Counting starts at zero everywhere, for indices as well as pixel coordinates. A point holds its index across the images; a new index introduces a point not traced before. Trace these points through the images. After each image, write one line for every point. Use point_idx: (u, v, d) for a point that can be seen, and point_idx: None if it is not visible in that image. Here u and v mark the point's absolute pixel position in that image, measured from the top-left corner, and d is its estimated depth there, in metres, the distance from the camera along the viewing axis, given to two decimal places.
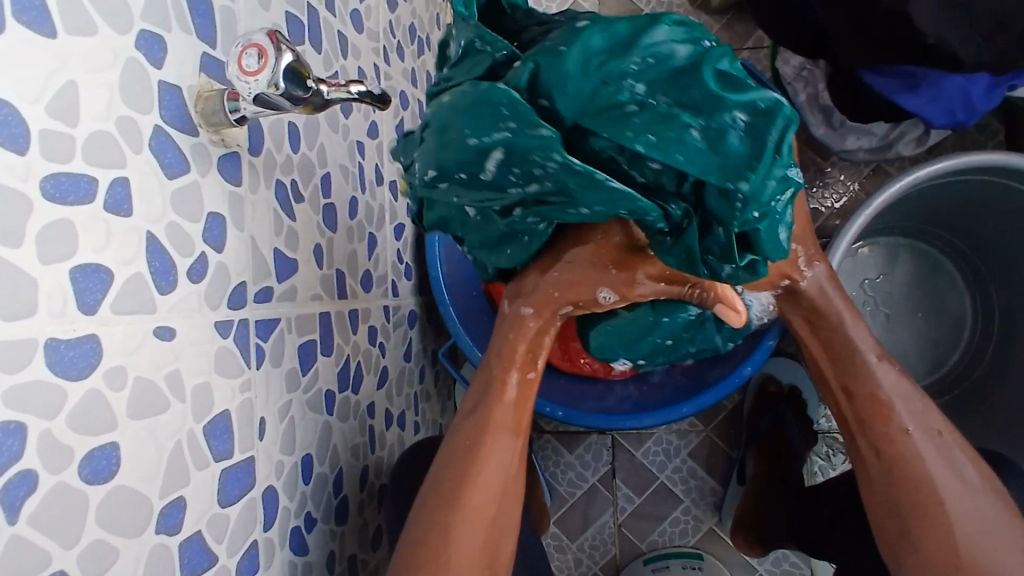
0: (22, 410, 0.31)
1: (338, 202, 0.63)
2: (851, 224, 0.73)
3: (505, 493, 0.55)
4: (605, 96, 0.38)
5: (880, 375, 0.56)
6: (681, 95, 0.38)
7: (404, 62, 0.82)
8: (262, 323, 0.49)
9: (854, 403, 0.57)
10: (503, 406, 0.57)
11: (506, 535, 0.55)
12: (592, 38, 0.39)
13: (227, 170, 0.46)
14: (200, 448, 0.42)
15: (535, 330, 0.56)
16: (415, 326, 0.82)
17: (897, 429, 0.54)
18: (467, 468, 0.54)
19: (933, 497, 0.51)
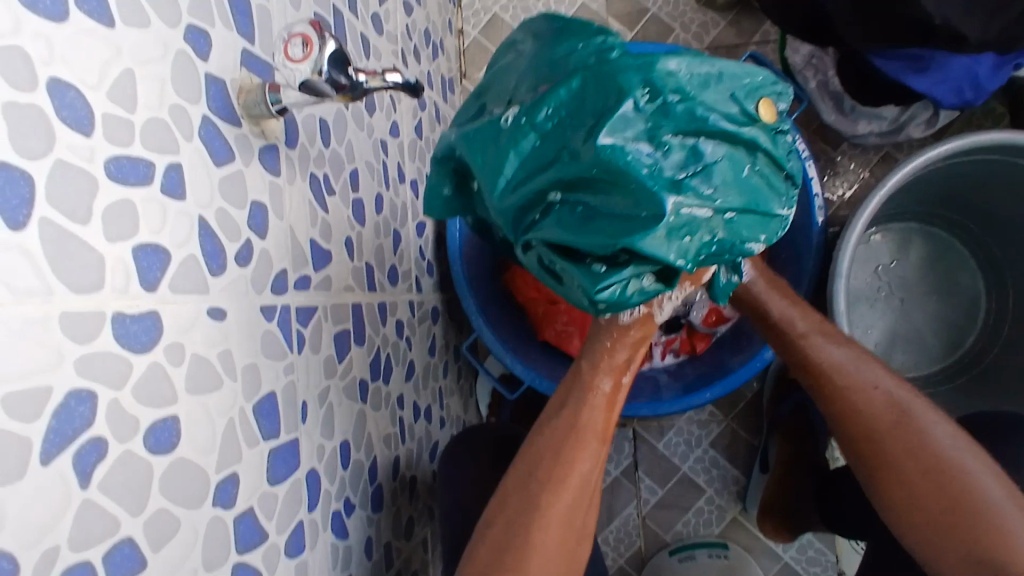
0: (92, 378, 0.32)
1: (366, 196, 0.65)
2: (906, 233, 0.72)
3: (585, 497, 0.56)
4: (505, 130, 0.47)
5: (829, 352, 0.67)
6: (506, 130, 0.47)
7: (421, 65, 0.84)
8: (301, 310, 0.51)
9: (815, 379, 0.67)
10: (594, 407, 0.60)
11: (581, 542, 0.56)
12: (560, 51, 0.49)
13: (268, 161, 0.48)
14: (250, 427, 0.44)
15: (635, 338, 0.63)
16: (438, 321, 0.84)
17: (852, 392, 0.63)
18: (554, 467, 0.56)
19: (933, 464, 0.57)
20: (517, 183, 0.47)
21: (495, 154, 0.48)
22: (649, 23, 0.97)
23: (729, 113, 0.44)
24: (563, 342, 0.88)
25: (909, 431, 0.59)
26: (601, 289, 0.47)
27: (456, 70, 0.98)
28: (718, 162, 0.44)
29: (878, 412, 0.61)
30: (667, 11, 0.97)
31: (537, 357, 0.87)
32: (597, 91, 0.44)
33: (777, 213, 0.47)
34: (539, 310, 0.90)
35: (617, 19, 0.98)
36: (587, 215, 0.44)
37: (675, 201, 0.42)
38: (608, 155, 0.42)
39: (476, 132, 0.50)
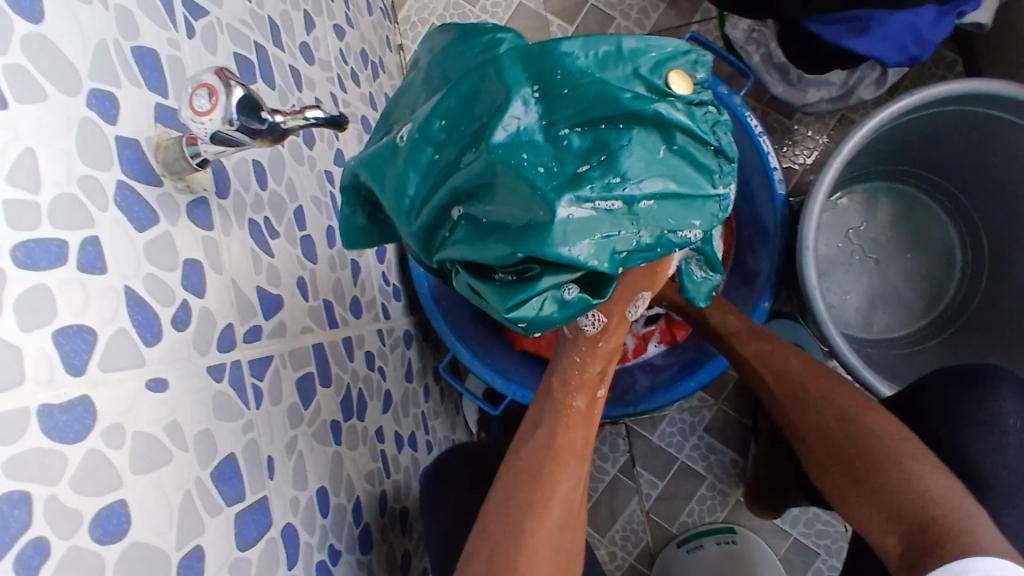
0: (24, 479, 0.31)
1: (315, 233, 0.63)
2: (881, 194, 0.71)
3: (570, 517, 0.56)
4: (394, 150, 0.48)
5: (738, 341, 0.75)
6: (398, 149, 0.47)
7: (360, 87, 0.82)
8: (254, 362, 0.49)
9: (749, 368, 0.73)
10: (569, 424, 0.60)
11: (575, 560, 0.56)
12: (453, 52, 0.49)
13: (197, 216, 0.46)
14: (211, 494, 0.42)
15: (606, 349, 0.64)
16: (412, 345, 0.82)
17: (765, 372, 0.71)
18: (531, 491, 0.55)
19: (828, 427, 0.63)
20: (418, 199, 0.47)
21: (394, 174, 0.48)
22: (588, 15, 0.96)
23: (628, 97, 0.42)
24: (542, 350, 0.88)
25: (819, 397, 0.65)
26: (516, 305, 0.47)
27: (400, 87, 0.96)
28: (621, 151, 0.43)
29: (782, 391, 0.68)
30: (605, 1, 0.95)
31: (515, 367, 0.86)
32: (486, 95, 0.44)
33: (708, 194, 0.46)
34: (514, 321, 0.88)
35: (556, 15, 0.96)
36: (487, 226, 0.45)
37: (574, 201, 0.42)
38: (500, 156, 0.42)
39: (375, 154, 0.49)
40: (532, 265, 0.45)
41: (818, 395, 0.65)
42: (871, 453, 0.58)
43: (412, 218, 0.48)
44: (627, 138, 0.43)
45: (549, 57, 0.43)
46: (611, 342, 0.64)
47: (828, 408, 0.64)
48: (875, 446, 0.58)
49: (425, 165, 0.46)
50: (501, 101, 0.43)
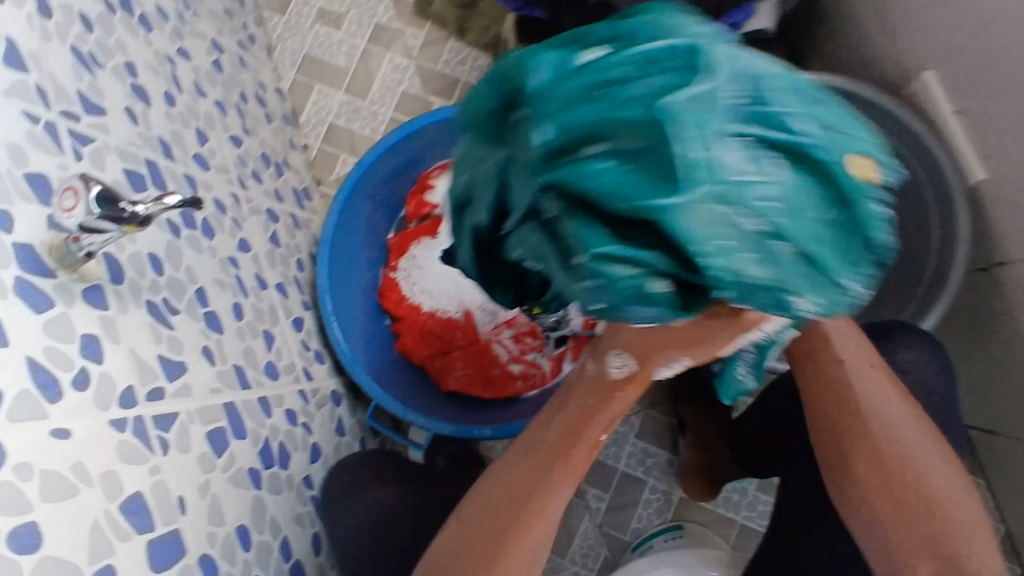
0: None
1: (219, 309, 0.72)
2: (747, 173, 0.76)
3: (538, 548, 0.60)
4: (504, 136, 0.43)
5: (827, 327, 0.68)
6: (488, 124, 0.44)
7: (264, 184, 0.93)
8: (159, 417, 0.57)
9: (803, 350, 0.70)
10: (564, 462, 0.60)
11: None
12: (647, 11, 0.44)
13: (92, 299, 0.55)
14: (121, 523, 0.49)
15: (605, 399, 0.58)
16: (342, 403, 0.89)
17: (821, 348, 0.69)
18: (513, 526, 0.58)
19: (865, 413, 0.66)
20: (478, 197, 0.46)
21: (483, 167, 0.45)
22: (462, 90, 1.09)
23: (886, 218, 0.42)
24: (467, 387, 0.95)
25: (857, 403, 0.67)
26: (617, 308, 0.42)
27: (308, 180, 1.08)
28: (792, 180, 0.38)
29: (826, 362, 0.69)
30: (475, 75, 1.09)
31: (442, 407, 0.93)
32: (662, 67, 0.38)
33: (841, 270, 0.40)
34: (435, 366, 0.96)
35: (436, 94, 1.10)
36: (564, 212, 0.40)
37: (711, 202, 0.35)
38: (579, 184, 0.38)
39: (471, 145, 0.46)
40: (637, 227, 0.38)
41: (859, 376, 0.68)
42: (904, 462, 0.64)
43: (485, 202, 0.45)
44: (806, 178, 0.38)
45: (695, 53, 0.38)
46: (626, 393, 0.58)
47: (885, 394, 0.67)
48: (904, 460, 0.64)
49: (506, 132, 0.43)
50: (647, 116, 0.37)
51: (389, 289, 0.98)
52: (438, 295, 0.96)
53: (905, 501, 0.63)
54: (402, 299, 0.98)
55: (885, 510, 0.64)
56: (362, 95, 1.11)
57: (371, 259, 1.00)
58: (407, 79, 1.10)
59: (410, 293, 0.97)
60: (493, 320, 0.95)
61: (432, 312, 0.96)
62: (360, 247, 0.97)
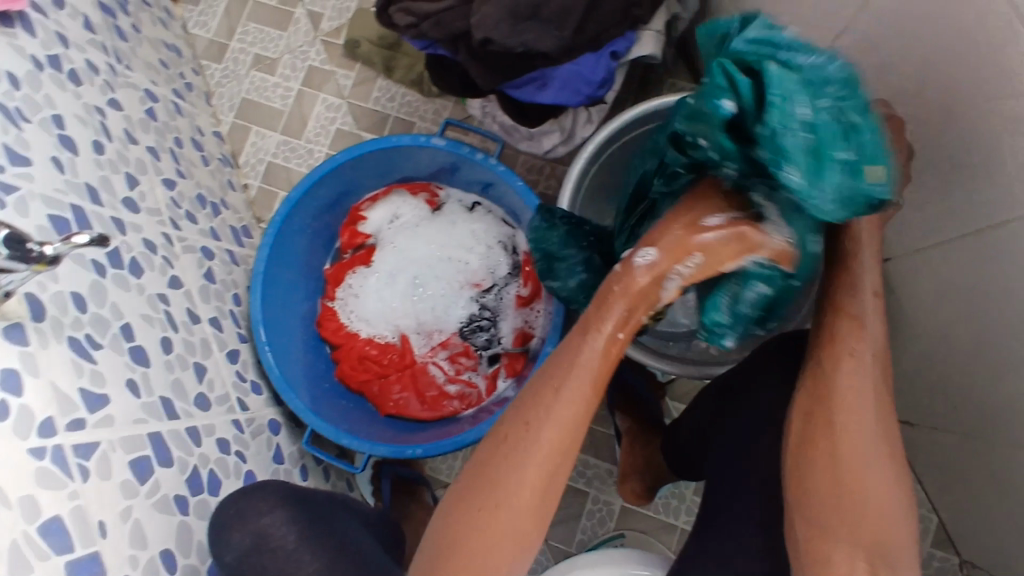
0: None
1: (146, 343, 0.74)
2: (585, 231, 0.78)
3: (549, 487, 0.54)
4: (713, 107, 0.55)
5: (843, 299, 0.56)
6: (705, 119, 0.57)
7: (198, 224, 0.96)
8: (80, 445, 0.59)
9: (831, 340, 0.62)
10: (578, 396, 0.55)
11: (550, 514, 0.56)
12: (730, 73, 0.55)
13: (13, 335, 0.58)
14: (40, 545, 0.51)
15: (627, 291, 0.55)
16: (281, 432, 0.91)
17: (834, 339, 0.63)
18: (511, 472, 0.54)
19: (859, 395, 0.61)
20: (728, 149, 0.55)
21: (715, 125, 0.55)
22: (393, 125, 1.14)
23: (815, 242, 0.60)
24: (405, 410, 0.97)
25: (861, 407, 0.60)
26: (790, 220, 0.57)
27: (248, 219, 1.12)
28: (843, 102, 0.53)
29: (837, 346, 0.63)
30: (405, 111, 1.14)
31: (380, 430, 0.95)
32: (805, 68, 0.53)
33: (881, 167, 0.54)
34: (373, 391, 0.98)
35: (369, 131, 1.15)
36: (811, 168, 0.51)
37: (844, 146, 0.52)
38: (777, 121, 0.51)
39: (705, 114, 0.56)
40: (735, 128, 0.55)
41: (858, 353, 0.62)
42: (869, 479, 0.58)
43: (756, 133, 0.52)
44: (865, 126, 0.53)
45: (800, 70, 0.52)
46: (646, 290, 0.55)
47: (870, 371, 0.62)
48: (868, 482, 0.58)
49: (763, 143, 0.52)
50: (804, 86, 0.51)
51: (326, 319, 1.02)
52: (374, 323, 1.01)
53: (859, 521, 0.57)
54: (340, 328, 1.01)
55: (834, 522, 0.58)
56: (298, 134, 1.16)
57: (308, 290, 1.02)
58: (341, 117, 1.15)
59: (349, 322, 1.02)
60: (427, 341, 1.01)
61: (369, 339, 1.01)
62: (295, 279, 1.00)
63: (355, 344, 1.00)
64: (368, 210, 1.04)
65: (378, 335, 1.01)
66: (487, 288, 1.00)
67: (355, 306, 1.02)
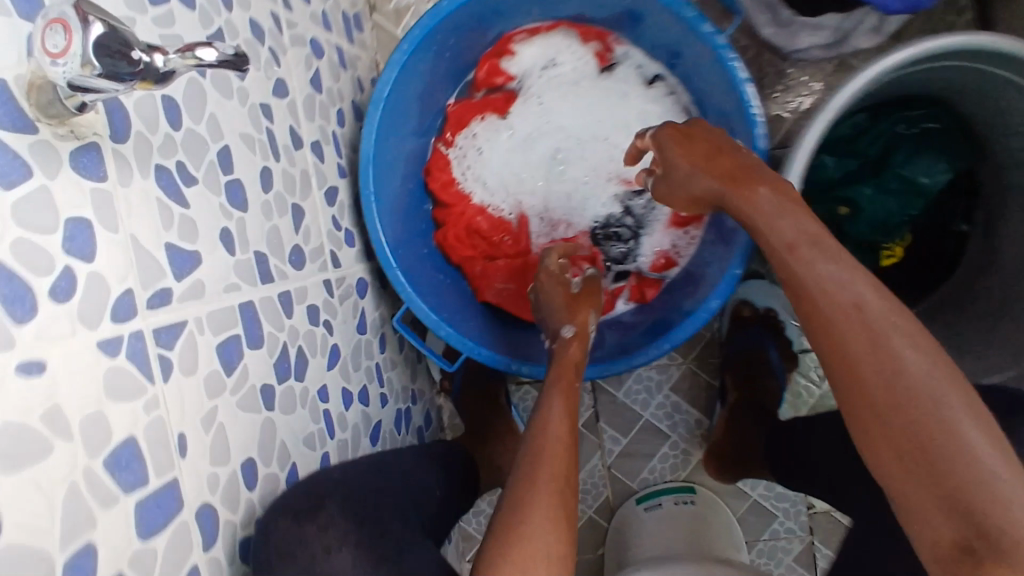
0: None
1: (245, 178, 0.56)
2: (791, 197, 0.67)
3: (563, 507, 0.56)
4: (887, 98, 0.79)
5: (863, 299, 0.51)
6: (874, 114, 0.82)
7: (311, 5, 0.72)
8: (162, 330, 0.44)
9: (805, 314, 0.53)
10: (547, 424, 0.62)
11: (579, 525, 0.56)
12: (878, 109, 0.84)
13: (87, 165, 0.40)
14: (104, 484, 0.38)
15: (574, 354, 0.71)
16: (367, 294, 0.77)
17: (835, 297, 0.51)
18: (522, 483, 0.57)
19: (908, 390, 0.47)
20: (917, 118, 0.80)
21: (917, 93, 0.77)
22: None
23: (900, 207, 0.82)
24: (506, 303, 0.84)
25: (922, 407, 0.46)
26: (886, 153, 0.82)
27: (361, 4, 0.87)
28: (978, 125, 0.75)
29: (844, 323, 0.50)
30: None
31: (473, 321, 0.82)
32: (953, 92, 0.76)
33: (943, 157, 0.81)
34: (476, 272, 0.84)
35: None
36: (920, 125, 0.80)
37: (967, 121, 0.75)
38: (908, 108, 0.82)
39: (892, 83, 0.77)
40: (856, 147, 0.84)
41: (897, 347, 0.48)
42: (971, 478, 0.43)
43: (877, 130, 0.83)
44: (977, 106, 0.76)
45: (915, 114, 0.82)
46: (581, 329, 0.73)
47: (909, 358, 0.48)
48: (988, 470, 0.43)
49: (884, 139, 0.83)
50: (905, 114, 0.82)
51: (436, 169, 0.83)
52: (493, 189, 0.83)
53: (977, 559, 0.43)
54: (449, 184, 0.83)
55: (925, 504, 0.45)
56: None
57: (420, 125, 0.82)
58: None
59: (462, 177, 0.83)
60: (549, 231, 0.83)
61: (481, 208, 0.83)
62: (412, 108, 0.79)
63: (465, 208, 0.83)
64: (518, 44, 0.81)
65: (493, 205, 0.83)
66: (638, 190, 0.82)
67: (476, 162, 0.83)
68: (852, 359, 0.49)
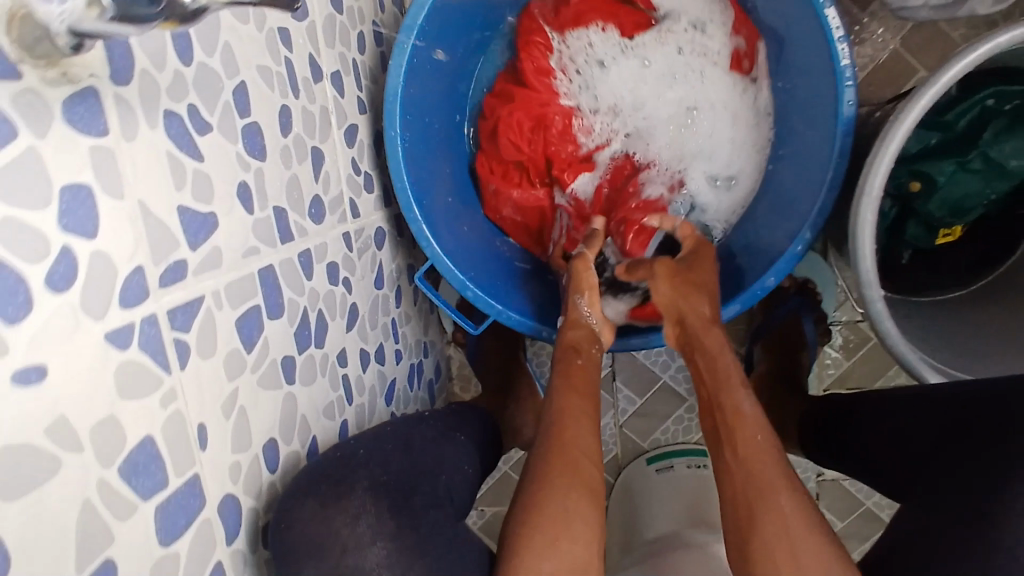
0: None
1: (264, 120, 0.49)
2: (867, 184, 0.55)
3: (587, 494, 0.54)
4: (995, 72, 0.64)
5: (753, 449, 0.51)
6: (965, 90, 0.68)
7: None
8: (177, 311, 0.38)
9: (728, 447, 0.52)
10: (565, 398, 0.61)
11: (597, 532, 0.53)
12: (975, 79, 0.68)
13: (84, 118, 0.32)
14: (121, 494, 0.34)
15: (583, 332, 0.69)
16: (385, 245, 0.71)
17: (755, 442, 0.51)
18: (553, 447, 0.57)
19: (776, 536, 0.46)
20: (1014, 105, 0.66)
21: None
22: None
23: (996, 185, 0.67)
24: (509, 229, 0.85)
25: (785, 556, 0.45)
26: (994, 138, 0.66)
27: None
28: None
29: (752, 452, 0.50)
30: None
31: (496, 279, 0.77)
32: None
33: None
34: (489, 188, 0.83)
35: None
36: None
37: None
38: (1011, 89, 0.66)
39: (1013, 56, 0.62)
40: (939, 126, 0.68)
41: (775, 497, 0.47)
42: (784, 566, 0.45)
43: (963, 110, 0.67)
44: None
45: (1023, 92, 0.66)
46: (589, 306, 0.70)
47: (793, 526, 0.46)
48: None
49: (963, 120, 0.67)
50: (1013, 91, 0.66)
51: (536, 54, 0.81)
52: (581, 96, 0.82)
53: None
54: (540, 77, 0.81)
55: None
56: None
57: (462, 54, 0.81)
58: None
59: (557, 75, 0.81)
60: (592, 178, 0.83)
61: (567, 112, 0.81)
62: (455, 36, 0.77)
63: (548, 105, 0.81)
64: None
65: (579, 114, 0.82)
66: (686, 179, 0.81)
67: (589, 71, 0.81)
68: (756, 481, 0.49)
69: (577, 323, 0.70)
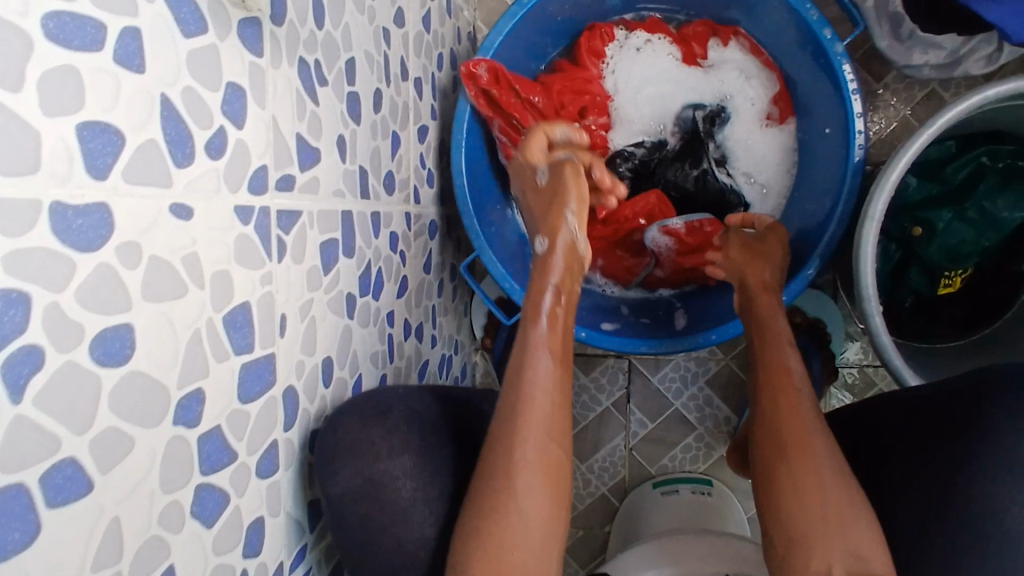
0: (76, 291, 0.29)
1: (363, 92, 0.58)
2: (871, 205, 0.63)
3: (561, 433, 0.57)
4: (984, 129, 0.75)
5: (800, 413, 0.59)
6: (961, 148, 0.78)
7: None
8: (283, 214, 0.46)
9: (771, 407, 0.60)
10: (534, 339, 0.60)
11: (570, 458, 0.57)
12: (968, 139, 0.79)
13: (248, 38, 0.41)
14: (220, 340, 0.39)
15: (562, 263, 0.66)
16: (436, 237, 0.79)
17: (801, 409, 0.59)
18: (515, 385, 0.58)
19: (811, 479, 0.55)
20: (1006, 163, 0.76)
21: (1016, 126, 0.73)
22: None
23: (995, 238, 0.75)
24: None
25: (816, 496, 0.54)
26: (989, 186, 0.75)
27: None
28: None
29: (792, 416, 0.59)
30: None
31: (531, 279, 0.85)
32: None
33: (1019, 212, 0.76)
34: None
35: None
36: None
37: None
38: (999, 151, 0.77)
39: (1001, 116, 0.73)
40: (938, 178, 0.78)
41: (816, 453, 0.56)
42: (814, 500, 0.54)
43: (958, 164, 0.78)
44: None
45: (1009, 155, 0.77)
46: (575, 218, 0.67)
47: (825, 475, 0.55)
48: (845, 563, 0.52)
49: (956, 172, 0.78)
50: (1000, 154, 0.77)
51: (592, 42, 0.87)
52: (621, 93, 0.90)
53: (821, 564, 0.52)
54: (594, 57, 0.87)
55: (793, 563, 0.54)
56: None
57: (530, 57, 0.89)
58: None
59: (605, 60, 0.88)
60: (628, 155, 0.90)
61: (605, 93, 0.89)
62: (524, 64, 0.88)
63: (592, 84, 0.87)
64: (735, 44, 0.88)
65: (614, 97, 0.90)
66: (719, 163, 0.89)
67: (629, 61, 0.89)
68: (794, 437, 0.57)
69: (558, 246, 0.66)
